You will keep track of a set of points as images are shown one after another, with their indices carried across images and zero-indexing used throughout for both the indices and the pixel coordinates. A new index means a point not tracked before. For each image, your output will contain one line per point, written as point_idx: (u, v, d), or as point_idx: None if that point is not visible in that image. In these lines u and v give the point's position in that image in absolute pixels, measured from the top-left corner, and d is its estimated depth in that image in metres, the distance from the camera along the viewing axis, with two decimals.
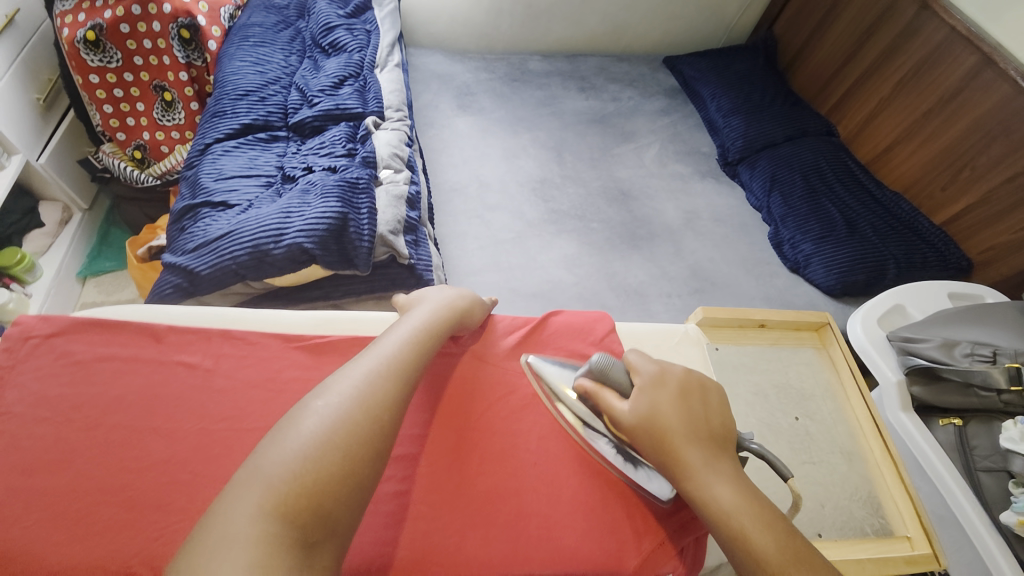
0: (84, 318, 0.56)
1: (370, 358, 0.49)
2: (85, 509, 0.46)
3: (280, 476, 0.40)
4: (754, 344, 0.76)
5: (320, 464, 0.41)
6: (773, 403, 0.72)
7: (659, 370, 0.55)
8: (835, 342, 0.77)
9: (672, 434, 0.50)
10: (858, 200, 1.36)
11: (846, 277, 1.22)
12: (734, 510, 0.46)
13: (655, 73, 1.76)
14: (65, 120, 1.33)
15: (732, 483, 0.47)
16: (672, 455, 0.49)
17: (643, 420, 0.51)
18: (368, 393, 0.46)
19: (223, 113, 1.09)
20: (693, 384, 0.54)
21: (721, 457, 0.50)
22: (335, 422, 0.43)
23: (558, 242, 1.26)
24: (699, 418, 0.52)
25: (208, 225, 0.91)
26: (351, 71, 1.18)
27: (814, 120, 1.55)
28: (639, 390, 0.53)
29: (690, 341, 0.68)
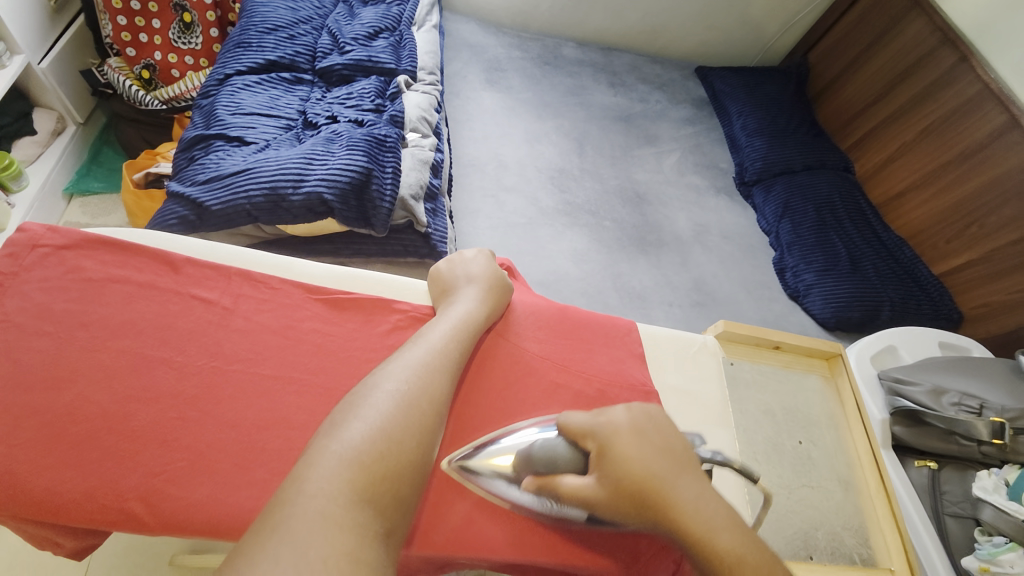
0: (95, 234, 0.53)
1: (421, 343, 0.47)
2: (86, 434, 0.44)
3: (363, 451, 0.37)
4: (768, 363, 0.76)
5: (400, 446, 0.38)
6: (779, 425, 0.75)
7: (607, 422, 0.46)
8: (845, 374, 0.76)
9: (649, 492, 0.42)
10: (864, 238, 1.39)
11: (842, 312, 1.25)
12: (735, 555, 0.39)
13: (686, 81, 1.75)
14: (74, 26, 1.27)
15: (728, 520, 0.41)
16: (658, 514, 0.42)
17: (613, 486, 0.43)
18: (434, 373, 0.44)
19: (249, 45, 1.04)
20: (646, 420, 0.47)
21: (705, 494, 0.43)
22: (403, 402, 0.41)
23: (568, 234, 1.25)
24: (666, 455, 0.45)
25: (222, 159, 0.86)
26: (388, 24, 1.14)
27: (834, 154, 1.57)
28: (596, 456, 0.45)
29: (708, 352, 0.67)
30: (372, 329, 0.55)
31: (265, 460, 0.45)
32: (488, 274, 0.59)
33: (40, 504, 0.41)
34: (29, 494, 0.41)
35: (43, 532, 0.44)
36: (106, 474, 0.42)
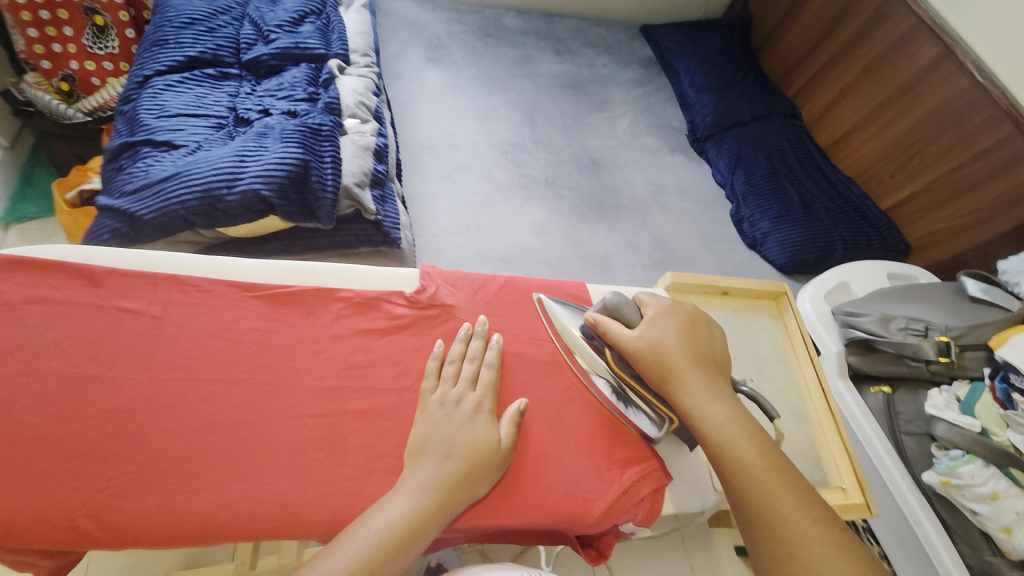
0: (7, 255, 0.50)
1: (437, 446, 0.48)
2: (20, 459, 0.42)
3: (369, 554, 0.42)
4: (718, 310, 0.79)
5: (407, 542, 0.43)
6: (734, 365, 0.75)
7: (666, 304, 0.58)
8: (790, 311, 0.80)
9: (677, 361, 0.53)
10: (814, 181, 1.42)
11: (798, 255, 1.29)
12: (726, 423, 0.50)
13: (632, 42, 1.73)
14: None
15: (728, 403, 0.52)
16: (676, 375, 0.52)
17: (653, 341, 0.54)
18: (462, 478, 0.47)
19: (165, 42, 0.98)
20: (698, 317, 0.58)
21: (717, 378, 0.54)
22: (415, 511, 0.44)
23: (527, 208, 1.25)
24: (703, 345, 0.55)
25: (151, 166, 0.83)
26: (313, 7, 1.08)
27: (781, 102, 1.59)
28: (648, 319, 0.56)
29: None
30: (317, 319, 0.54)
31: (218, 463, 0.45)
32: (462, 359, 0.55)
33: None
34: None
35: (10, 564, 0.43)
36: (50, 497, 0.42)
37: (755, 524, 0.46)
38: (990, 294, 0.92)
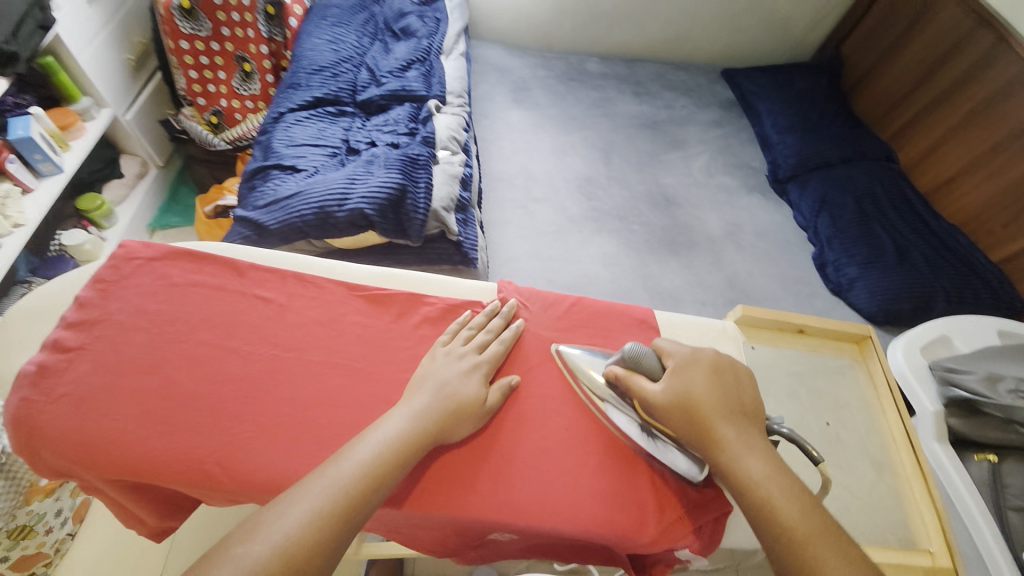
0: (178, 247, 0.62)
1: (431, 385, 0.54)
2: (172, 409, 0.51)
3: (358, 476, 0.45)
4: (791, 348, 0.77)
5: (398, 460, 0.48)
6: (808, 407, 0.76)
7: (690, 353, 0.55)
8: (875, 355, 0.79)
9: (705, 412, 0.51)
10: (911, 227, 1.33)
11: (890, 305, 1.19)
12: (762, 480, 0.47)
13: (712, 85, 1.75)
14: (150, 82, 1.58)
15: (765, 457, 0.48)
16: (706, 428, 0.50)
17: (677, 398, 0.52)
18: (444, 417, 0.52)
19: (298, 85, 1.17)
20: (724, 363, 0.55)
21: (749, 428, 0.51)
22: (393, 442, 0.48)
23: (597, 239, 1.29)
24: (731, 394, 0.52)
25: (278, 185, 0.98)
26: (419, 55, 1.23)
27: (875, 144, 1.51)
28: (670, 372, 0.54)
29: (726, 337, 0.68)
30: (407, 319, 0.62)
31: (319, 434, 0.52)
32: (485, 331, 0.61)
33: (135, 468, 0.48)
34: (126, 459, 0.48)
35: (131, 515, 0.55)
36: (190, 444, 0.50)
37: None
38: None
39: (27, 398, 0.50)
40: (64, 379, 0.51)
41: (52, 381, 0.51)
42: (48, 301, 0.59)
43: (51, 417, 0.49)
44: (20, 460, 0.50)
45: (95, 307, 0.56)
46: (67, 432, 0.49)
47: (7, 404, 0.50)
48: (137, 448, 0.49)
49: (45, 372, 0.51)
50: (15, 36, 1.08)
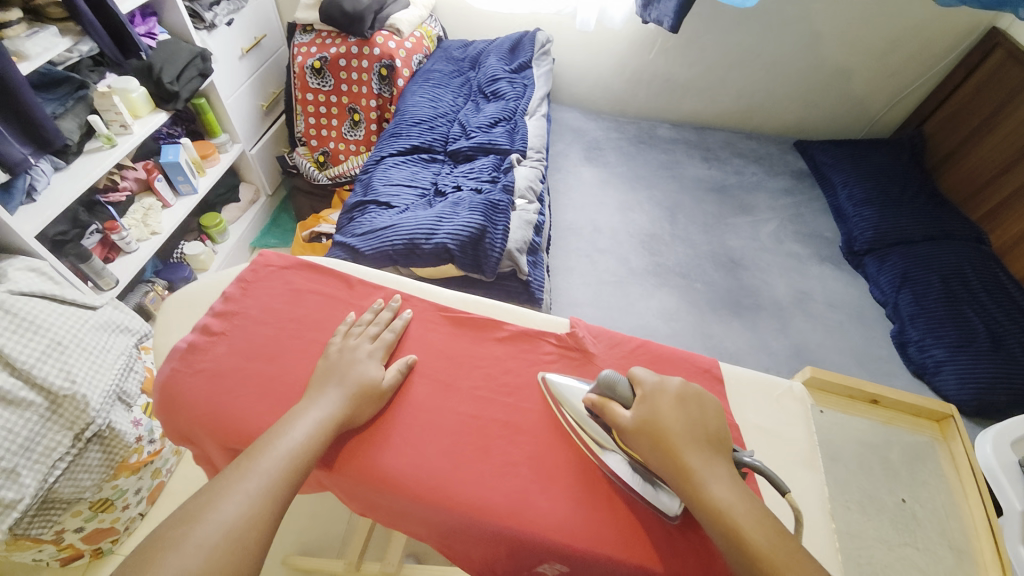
0: (302, 259, 0.73)
1: (338, 378, 0.59)
2: (283, 394, 0.59)
3: (286, 462, 0.51)
4: (864, 416, 0.95)
5: (315, 448, 0.53)
6: (883, 475, 0.94)
7: (659, 381, 0.58)
8: (958, 439, 0.94)
9: (673, 441, 0.53)
10: (1007, 314, 1.24)
11: (984, 395, 1.11)
12: (728, 507, 0.48)
13: (784, 154, 1.77)
14: (274, 125, 1.85)
15: (731, 485, 0.50)
16: (674, 456, 0.52)
17: (643, 424, 0.54)
18: (352, 404, 0.58)
19: (399, 135, 1.34)
20: (692, 392, 0.57)
21: (718, 457, 0.53)
22: (321, 424, 0.55)
23: (658, 294, 1.31)
24: (697, 423, 0.54)
25: (373, 218, 1.10)
26: (506, 115, 1.37)
27: (963, 224, 1.45)
28: (641, 399, 0.56)
29: (793, 397, 0.66)
30: (484, 340, 0.69)
31: (402, 432, 0.59)
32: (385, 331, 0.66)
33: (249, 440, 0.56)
34: (243, 431, 0.56)
35: None
36: None
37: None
38: None
39: (177, 369, 0.60)
40: (205, 357, 0.61)
41: (195, 358, 0.61)
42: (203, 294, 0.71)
43: (188, 387, 0.59)
44: (157, 422, 0.60)
45: (236, 301, 0.67)
46: (199, 401, 0.58)
47: (160, 372, 0.61)
48: (247, 424, 0.56)
49: (192, 350, 0.62)
50: (179, 79, 1.29)
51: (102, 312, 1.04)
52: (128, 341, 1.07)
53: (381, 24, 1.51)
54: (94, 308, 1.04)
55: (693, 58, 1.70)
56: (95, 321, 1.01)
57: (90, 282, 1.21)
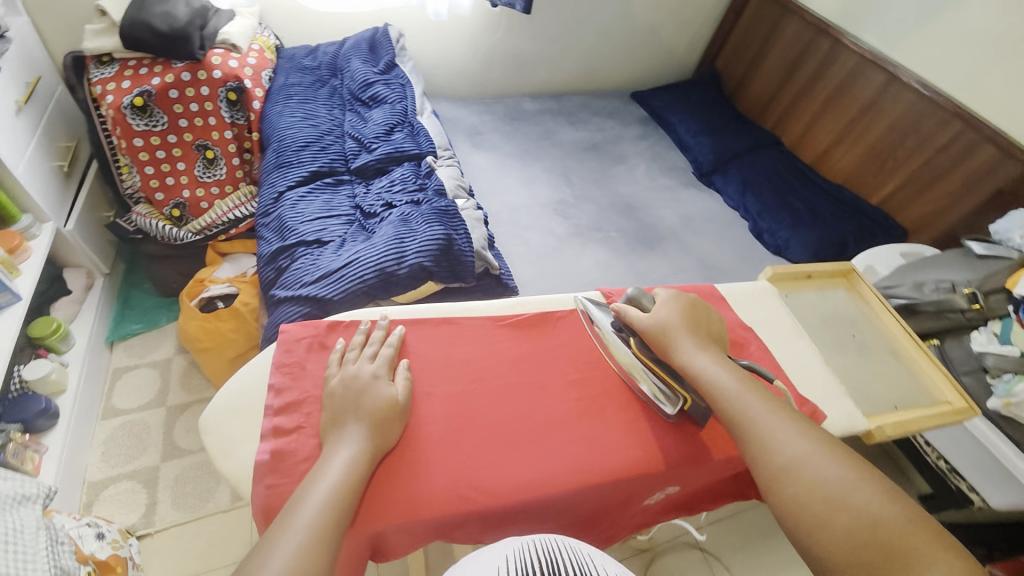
0: (326, 320, 0.70)
1: (353, 413, 0.59)
2: (403, 462, 0.59)
3: (324, 507, 0.51)
4: (810, 289, 0.96)
5: (351, 485, 0.54)
6: (835, 326, 0.91)
7: (675, 293, 0.72)
8: (861, 282, 0.98)
9: (679, 332, 0.67)
10: (813, 193, 1.68)
11: (820, 254, 1.50)
12: (715, 372, 0.62)
13: (627, 106, 2.05)
14: (83, 187, 1.45)
15: (721, 356, 0.65)
16: (676, 341, 0.66)
17: (660, 323, 0.68)
18: (376, 431, 0.58)
19: (289, 163, 1.20)
20: (700, 304, 0.73)
21: (715, 344, 0.68)
22: (354, 462, 0.55)
23: (588, 251, 1.42)
24: (703, 322, 0.70)
25: (314, 261, 1.00)
26: (398, 119, 1.32)
27: (765, 134, 1.90)
28: (660, 304, 0.70)
29: (768, 292, 0.90)
30: (535, 337, 0.75)
31: (464, 443, 0.62)
32: (388, 354, 0.66)
33: (396, 513, 0.56)
34: (381, 515, 0.56)
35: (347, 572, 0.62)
36: (421, 489, 0.58)
37: (740, 431, 0.59)
38: (993, 250, 1.12)
39: (274, 485, 0.56)
40: (299, 458, 0.58)
41: (289, 463, 0.58)
42: (236, 397, 0.64)
43: None
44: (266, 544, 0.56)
45: (291, 390, 0.63)
46: None
47: (253, 495, 0.56)
48: (384, 506, 0.56)
49: (281, 457, 0.58)
50: None
51: None
52: (36, 511, 0.81)
53: (211, 41, 1.29)
54: None
55: (536, 33, 1.83)
56: None
57: None
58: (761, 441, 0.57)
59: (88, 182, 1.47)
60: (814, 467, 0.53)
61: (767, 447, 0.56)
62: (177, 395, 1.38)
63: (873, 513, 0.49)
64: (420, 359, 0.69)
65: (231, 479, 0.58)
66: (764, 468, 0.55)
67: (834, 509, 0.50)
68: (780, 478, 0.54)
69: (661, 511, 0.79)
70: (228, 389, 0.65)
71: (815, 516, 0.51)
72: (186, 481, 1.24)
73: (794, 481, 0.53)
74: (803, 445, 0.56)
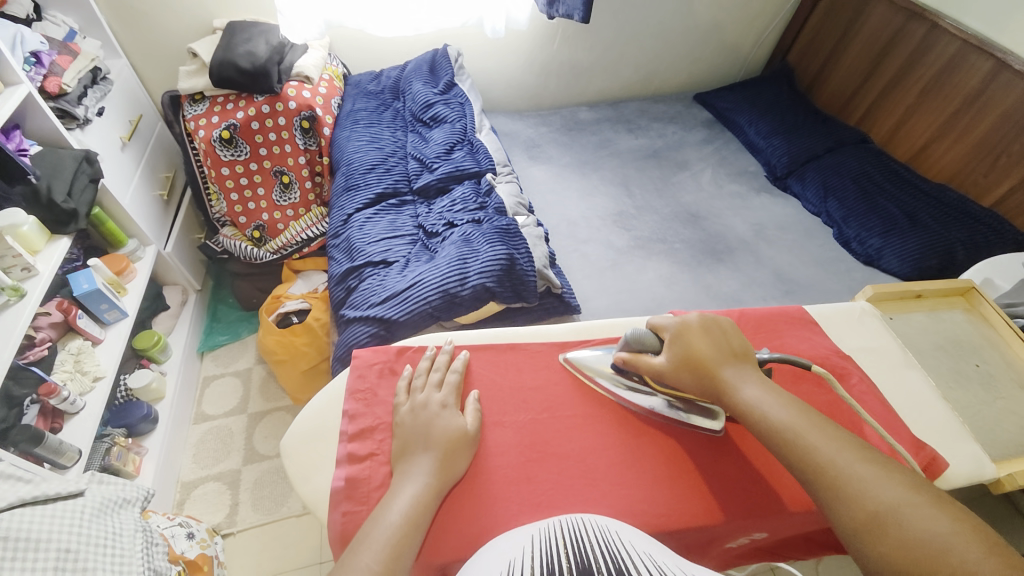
0: (395, 346, 0.71)
1: (422, 441, 0.59)
2: (467, 496, 0.58)
3: (391, 541, 0.51)
4: (920, 311, 0.85)
5: (418, 519, 0.53)
6: (955, 354, 0.80)
7: (681, 322, 0.65)
8: (983, 302, 0.87)
9: (705, 365, 0.61)
10: (909, 195, 1.51)
11: (920, 264, 1.33)
12: (761, 406, 0.56)
13: (690, 109, 1.96)
14: (179, 213, 1.61)
15: (761, 384, 0.58)
16: (708, 376, 0.60)
17: (679, 360, 0.62)
18: (444, 462, 0.58)
19: (358, 187, 1.26)
20: (711, 321, 0.65)
21: (744, 367, 0.61)
22: (420, 495, 0.55)
23: (651, 264, 1.35)
24: (722, 343, 0.63)
25: (381, 281, 1.03)
26: (457, 137, 1.34)
27: (847, 131, 1.74)
28: (670, 341, 0.64)
29: (868, 315, 0.80)
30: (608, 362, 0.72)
31: (530, 477, 0.60)
32: (457, 380, 0.66)
33: (460, 550, 0.55)
34: (445, 553, 0.54)
35: None
36: (484, 526, 0.56)
37: (814, 476, 0.51)
38: None
39: (349, 512, 0.58)
40: (372, 486, 0.59)
41: (363, 490, 0.59)
42: (314, 421, 0.66)
43: None
44: None
45: (365, 416, 0.64)
46: None
47: (330, 521, 0.58)
48: (448, 543, 0.55)
49: (355, 484, 0.59)
50: (71, 194, 1.11)
51: (92, 494, 0.84)
52: (134, 513, 0.89)
53: (287, 74, 1.38)
54: (80, 494, 0.83)
55: (592, 41, 1.80)
56: (92, 505, 0.82)
57: (47, 463, 0.99)
58: (841, 486, 0.48)
59: (184, 208, 1.62)
60: (908, 518, 0.45)
61: (849, 495, 0.48)
62: (257, 403, 1.48)
63: None
64: (487, 387, 0.68)
65: (309, 503, 0.60)
66: (847, 520, 0.47)
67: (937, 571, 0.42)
68: (866, 533, 0.46)
69: (740, 556, 0.72)
70: (307, 411, 0.67)
71: None
72: (263, 485, 1.32)
73: (884, 535, 0.45)
74: (891, 490, 0.47)
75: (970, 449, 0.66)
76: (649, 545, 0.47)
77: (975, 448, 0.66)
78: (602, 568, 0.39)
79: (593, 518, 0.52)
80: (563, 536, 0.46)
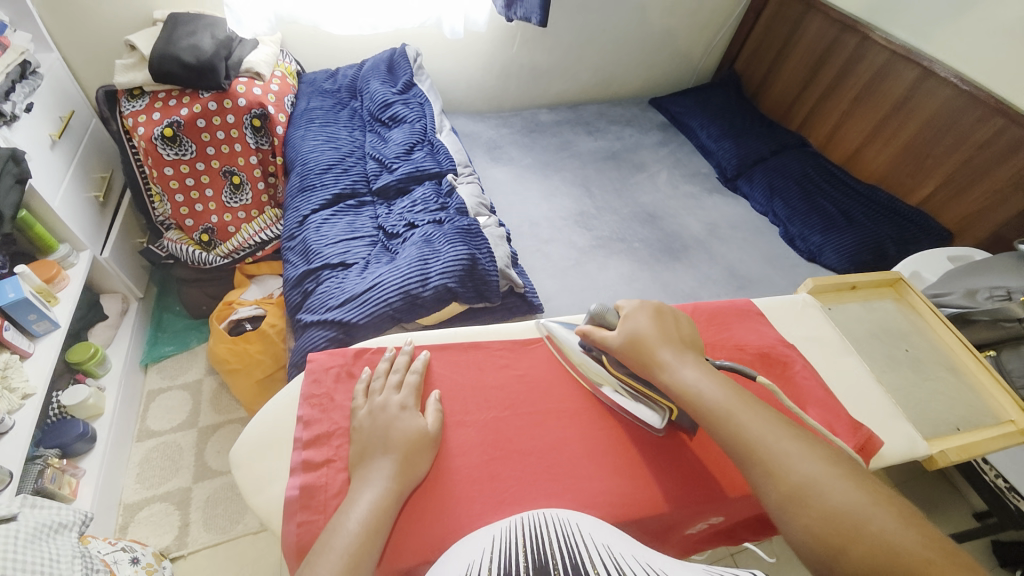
0: (353, 349, 0.69)
1: (381, 444, 0.58)
2: (428, 499, 0.57)
3: (350, 549, 0.50)
4: (854, 301, 0.91)
5: (378, 525, 0.52)
6: (887, 341, 0.87)
7: (639, 303, 0.68)
8: (910, 291, 0.94)
9: (651, 343, 0.63)
10: (845, 195, 1.62)
11: (856, 258, 1.43)
12: (696, 385, 0.58)
13: (646, 113, 2.02)
14: (117, 215, 1.50)
15: (700, 367, 0.60)
16: (651, 354, 0.62)
17: (628, 335, 0.64)
18: (404, 465, 0.57)
19: (313, 187, 1.22)
20: (669, 310, 0.68)
21: (689, 352, 0.63)
22: (380, 500, 0.54)
23: (611, 263, 1.38)
24: (673, 330, 0.65)
25: (339, 284, 1.01)
26: (417, 137, 1.32)
27: (790, 135, 1.85)
28: (623, 319, 0.66)
29: (810, 306, 0.85)
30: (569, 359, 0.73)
31: (491, 475, 0.60)
32: (417, 381, 0.65)
33: (422, 554, 0.54)
34: (406, 557, 0.53)
35: None
36: (446, 528, 0.56)
37: (745, 454, 0.53)
38: None
39: (305, 522, 0.55)
40: (330, 493, 0.57)
41: (320, 499, 0.57)
42: (265, 431, 0.63)
43: None
44: None
45: (321, 422, 0.62)
46: None
47: (285, 533, 0.55)
48: (409, 549, 0.54)
49: (311, 493, 0.57)
50: None
51: (24, 519, 0.77)
52: (72, 539, 0.82)
53: (235, 70, 1.33)
54: (12, 519, 0.77)
55: (551, 44, 1.82)
56: (25, 530, 0.75)
57: None
58: (767, 462, 0.51)
59: (122, 211, 1.52)
60: (825, 491, 0.48)
61: (774, 470, 0.51)
62: (208, 415, 1.40)
63: (894, 541, 0.44)
64: (448, 387, 0.67)
65: (262, 516, 0.57)
66: (773, 492, 0.50)
67: (847, 539, 0.45)
68: (789, 505, 0.49)
69: (699, 542, 0.74)
70: (258, 420, 0.64)
71: (826, 549, 0.45)
72: (217, 502, 1.25)
73: (805, 507, 0.48)
74: (813, 466, 0.50)
75: (900, 428, 0.71)
76: (610, 536, 0.47)
77: (905, 427, 0.72)
78: (558, 564, 0.39)
79: (556, 513, 0.52)
80: (522, 536, 0.46)
